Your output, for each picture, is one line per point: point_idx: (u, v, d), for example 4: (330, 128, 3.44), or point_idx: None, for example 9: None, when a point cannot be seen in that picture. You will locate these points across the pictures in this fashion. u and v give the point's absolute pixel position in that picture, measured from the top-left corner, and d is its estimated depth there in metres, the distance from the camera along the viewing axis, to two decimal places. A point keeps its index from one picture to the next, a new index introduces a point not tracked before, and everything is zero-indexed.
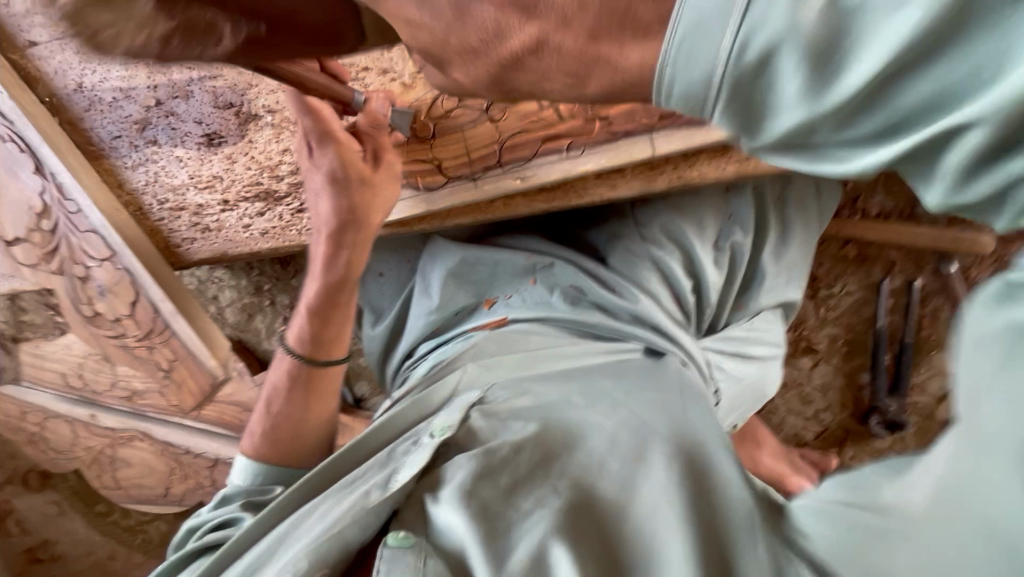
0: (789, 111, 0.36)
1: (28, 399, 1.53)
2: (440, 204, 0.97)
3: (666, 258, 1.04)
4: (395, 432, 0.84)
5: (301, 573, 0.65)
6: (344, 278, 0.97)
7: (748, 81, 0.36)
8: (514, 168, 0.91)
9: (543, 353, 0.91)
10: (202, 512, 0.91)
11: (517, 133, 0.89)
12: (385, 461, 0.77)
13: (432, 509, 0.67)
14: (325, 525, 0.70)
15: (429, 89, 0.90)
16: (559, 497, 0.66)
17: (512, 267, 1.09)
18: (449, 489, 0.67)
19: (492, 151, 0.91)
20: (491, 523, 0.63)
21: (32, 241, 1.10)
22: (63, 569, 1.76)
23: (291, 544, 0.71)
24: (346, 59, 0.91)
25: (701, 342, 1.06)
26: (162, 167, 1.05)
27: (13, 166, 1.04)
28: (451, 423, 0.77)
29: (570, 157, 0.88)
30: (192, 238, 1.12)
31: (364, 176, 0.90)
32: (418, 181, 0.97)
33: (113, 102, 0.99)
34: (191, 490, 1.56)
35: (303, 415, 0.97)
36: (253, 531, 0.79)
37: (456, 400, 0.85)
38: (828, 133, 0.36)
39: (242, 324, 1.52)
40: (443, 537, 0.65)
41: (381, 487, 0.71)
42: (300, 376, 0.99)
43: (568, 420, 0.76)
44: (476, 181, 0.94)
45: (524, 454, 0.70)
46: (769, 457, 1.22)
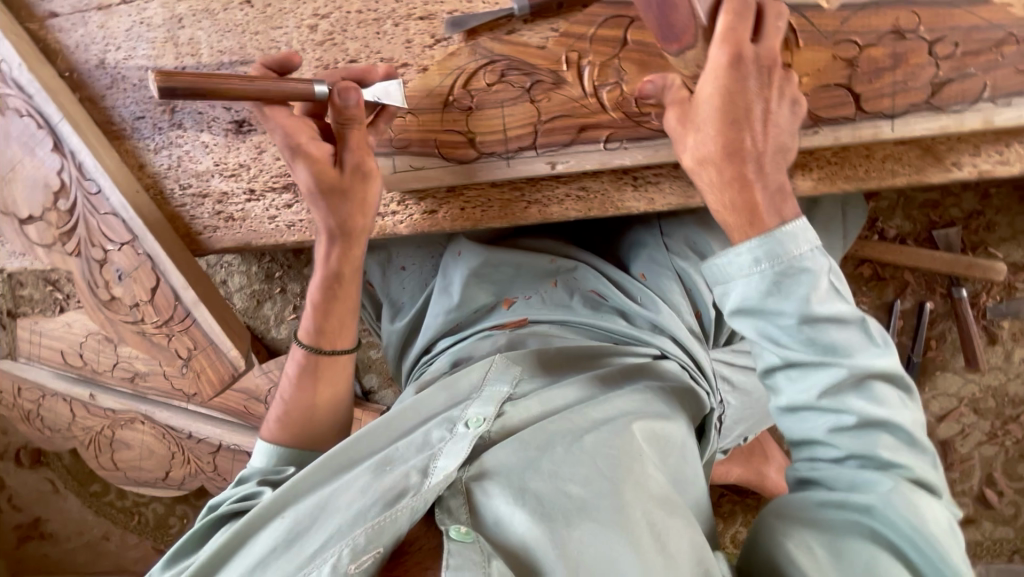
0: (788, 300, 0.63)
1: (25, 375, 1.51)
2: (466, 177, 0.92)
3: (690, 269, 1.05)
4: (423, 417, 0.85)
5: (358, 550, 0.64)
6: (337, 275, 0.93)
7: (779, 277, 0.63)
8: (549, 152, 0.88)
9: (564, 352, 0.93)
10: (227, 491, 0.86)
11: (557, 118, 0.86)
12: (421, 444, 0.78)
13: (482, 500, 0.71)
14: (365, 502, 0.71)
15: (473, 59, 0.87)
16: (607, 492, 0.70)
17: (536, 269, 1.10)
18: (499, 483, 0.71)
19: (529, 132, 0.88)
20: (546, 518, 0.67)
21: (47, 220, 1.03)
22: (51, 549, 1.70)
23: (331, 521, 0.71)
24: (388, 54, 0.91)
25: (712, 354, 1.08)
26: (186, 152, 1.01)
27: (31, 143, 0.98)
28: (487, 415, 0.80)
29: (607, 151, 0.86)
30: (214, 227, 1.03)
31: (336, 187, 0.87)
32: (449, 152, 0.91)
33: (138, 83, 0.98)
34: (190, 476, 1.53)
35: (318, 403, 0.93)
36: (286, 498, 0.77)
37: (485, 391, 0.85)
38: (794, 326, 0.63)
39: (250, 310, 1.48)
40: (498, 531, 0.68)
41: (420, 471, 0.73)
42: (308, 364, 0.94)
43: (596, 418, 0.80)
44: (508, 160, 0.90)
45: (561, 448, 0.74)
46: (776, 471, 1.25)
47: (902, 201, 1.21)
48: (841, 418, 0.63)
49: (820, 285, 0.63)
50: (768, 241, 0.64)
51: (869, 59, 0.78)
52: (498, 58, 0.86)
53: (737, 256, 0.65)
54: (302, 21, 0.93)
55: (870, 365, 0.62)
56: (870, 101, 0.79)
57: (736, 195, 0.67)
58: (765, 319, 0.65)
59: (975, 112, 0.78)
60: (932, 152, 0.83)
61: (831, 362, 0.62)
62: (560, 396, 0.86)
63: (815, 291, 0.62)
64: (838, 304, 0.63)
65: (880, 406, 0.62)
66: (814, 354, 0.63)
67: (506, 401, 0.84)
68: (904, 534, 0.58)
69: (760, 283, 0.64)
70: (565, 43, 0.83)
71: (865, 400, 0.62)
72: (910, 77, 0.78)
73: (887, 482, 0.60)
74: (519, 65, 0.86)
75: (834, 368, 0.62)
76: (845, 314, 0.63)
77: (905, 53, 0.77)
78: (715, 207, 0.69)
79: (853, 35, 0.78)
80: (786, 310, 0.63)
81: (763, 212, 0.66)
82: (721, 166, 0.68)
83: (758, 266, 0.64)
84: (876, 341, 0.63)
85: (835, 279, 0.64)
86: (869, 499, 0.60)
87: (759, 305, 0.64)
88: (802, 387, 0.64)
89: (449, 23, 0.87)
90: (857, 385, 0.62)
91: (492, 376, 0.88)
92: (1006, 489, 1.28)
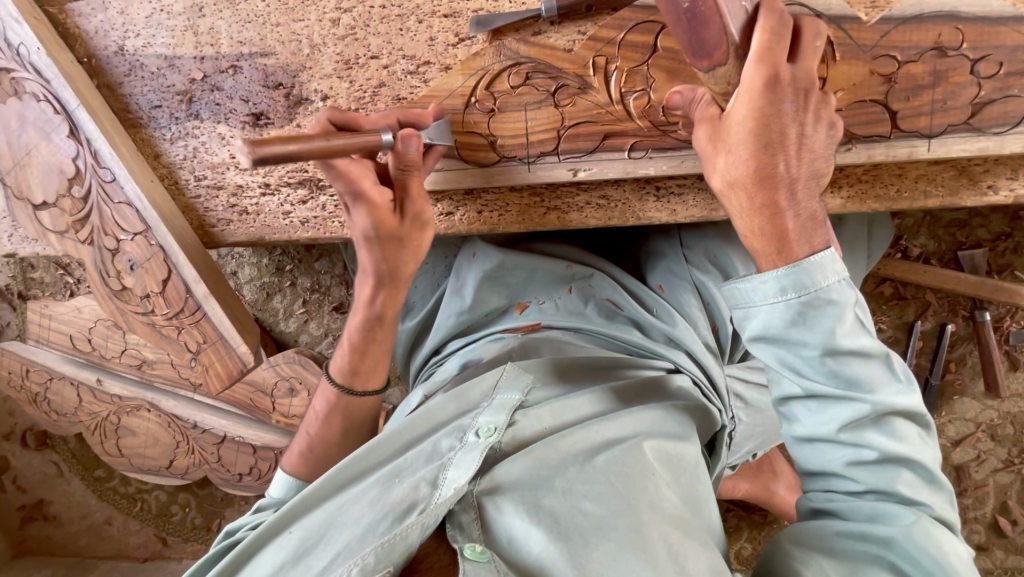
0: (813, 332, 0.62)
1: (34, 358, 1.50)
2: (486, 180, 0.90)
3: (709, 283, 1.03)
4: (432, 425, 0.84)
5: (367, 568, 0.66)
6: (382, 316, 0.94)
7: (805, 308, 0.62)
8: (571, 158, 0.86)
9: (576, 363, 0.92)
10: (244, 516, 0.90)
11: (581, 123, 0.84)
12: (430, 454, 0.79)
13: (494, 516, 0.72)
14: (373, 516, 0.72)
15: (498, 60, 0.85)
16: (620, 514, 0.70)
17: (551, 275, 1.08)
18: (512, 499, 0.72)
19: (552, 137, 0.86)
20: (561, 536, 0.68)
21: (60, 207, 1.02)
22: (53, 531, 1.71)
23: (340, 534, 0.73)
24: (410, 51, 0.89)
25: (727, 369, 1.07)
26: (202, 143, 0.99)
27: (47, 128, 0.97)
28: (498, 424, 0.80)
29: (632, 159, 0.84)
30: (227, 220, 1.02)
31: (395, 231, 0.88)
32: (470, 155, 0.89)
33: (157, 71, 0.97)
34: (194, 466, 1.52)
35: (341, 439, 0.98)
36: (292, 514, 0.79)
37: (496, 399, 0.84)
38: (818, 357, 0.62)
39: (260, 302, 1.47)
40: (512, 548, 0.69)
41: (430, 483, 0.74)
42: (338, 403, 0.98)
43: (607, 436, 0.80)
44: (529, 165, 0.88)
45: (574, 468, 0.76)
46: (785, 489, 1.23)
47: (929, 219, 1.18)
48: (861, 452, 0.62)
49: (846, 318, 0.61)
50: (795, 270, 0.62)
51: (908, 75, 0.75)
52: (523, 60, 0.84)
53: (761, 284, 0.63)
54: (324, 14, 0.91)
55: (891, 401, 0.61)
56: (907, 119, 0.76)
57: (765, 222, 0.65)
58: (786, 348, 0.63)
59: (1016, 135, 0.75)
60: (967, 174, 0.80)
61: (853, 397, 0.61)
62: (571, 408, 0.85)
63: (842, 325, 0.61)
64: (863, 338, 0.61)
65: (899, 442, 0.61)
66: (835, 386, 0.62)
67: (517, 408, 0.84)
68: (925, 569, 0.57)
69: (785, 312, 0.62)
70: (593, 47, 0.81)
71: (886, 435, 0.61)
72: (951, 96, 0.75)
73: (907, 516, 0.59)
74: (544, 68, 0.83)
75: (857, 403, 0.61)
76: (869, 349, 0.61)
77: (947, 70, 0.74)
78: (743, 231, 0.67)
79: (894, 50, 0.74)
80: (810, 341, 0.62)
81: (793, 240, 0.64)
82: (751, 190, 0.65)
83: (784, 296, 0.62)
84: (898, 377, 0.62)
85: (860, 311, 0.63)
86: (889, 531, 0.59)
87: (782, 334, 0.63)
88: (822, 420, 0.63)
89: (474, 23, 0.84)
90: (878, 420, 0.62)
91: (504, 386, 0.87)
92: (1020, 518, 1.25)
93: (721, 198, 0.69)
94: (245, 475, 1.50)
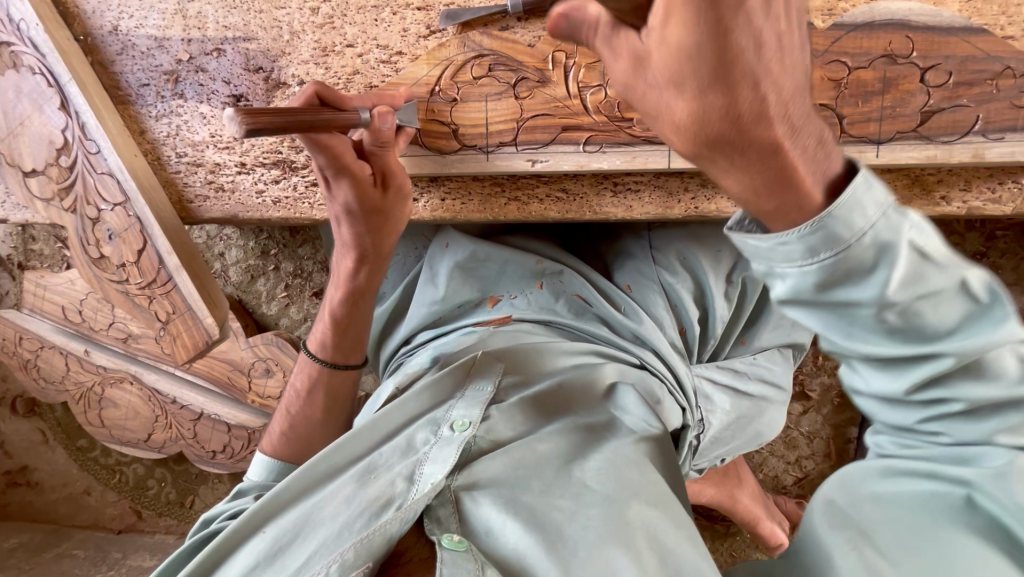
0: (866, 292, 0.45)
1: (26, 326, 1.55)
2: (448, 166, 0.92)
3: (677, 285, 1.04)
4: (406, 417, 0.86)
5: (348, 565, 0.68)
6: (366, 287, 0.98)
7: (853, 265, 0.45)
8: (528, 149, 0.88)
9: (551, 349, 0.92)
10: (218, 505, 0.90)
11: (539, 116, 0.86)
12: (405, 449, 0.81)
13: (470, 508, 0.74)
14: (350, 513, 0.74)
15: (462, 51, 0.87)
16: (595, 509, 0.72)
17: (522, 268, 1.09)
18: (489, 494, 0.74)
19: (510, 128, 0.88)
20: (538, 531, 0.70)
21: (48, 175, 1.06)
22: (35, 497, 1.75)
23: (319, 528, 0.75)
24: (384, 41, 0.92)
25: (695, 368, 1.05)
26: (185, 121, 1.03)
27: (40, 99, 1.02)
28: (472, 418, 0.81)
29: (587, 152, 0.86)
30: (204, 196, 1.06)
31: (378, 204, 0.90)
32: (432, 142, 0.92)
33: (147, 51, 1.01)
34: (170, 440, 1.56)
35: (324, 414, 1.01)
36: (259, 518, 0.79)
37: (469, 392, 0.86)
38: (877, 318, 0.47)
39: (244, 284, 1.51)
40: (489, 540, 0.71)
41: (406, 479, 0.76)
42: (319, 379, 1.02)
43: (583, 437, 0.82)
44: (488, 154, 0.90)
45: (551, 472, 0.76)
46: (748, 497, 1.21)
47: None
48: (940, 406, 0.52)
49: (905, 261, 0.44)
50: (833, 220, 0.44)
51: (858, 81, 0.76)
52: (486, 52, 0.86)
53: (782, 249, 0.45)
54: (304, 3, 0.94)
55: (980, 343, 0.46)
56: (856, 125, 0.77)
57: (768, 176, 0.44)
58: (830, 312, 0.47)
59: (965, 145, 0.75)
60: (921, 183, 0.80)
61: (925, 353, 0.48)
62: (551, 405, 0.87)
63: (901, 270, 0.44)
64: (930, 275, 0.45)
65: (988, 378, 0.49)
66: (901, 344, 0.48)
67: (492, 404, 0.85)
68: (1011, 511, 0.51)
69: (826, 274, 0.45)
70: (552, 43, 0.83)
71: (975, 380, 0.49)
72: (900, 104, 0.76)
73: (997, 459, 0.52)
74: (506, 61, 0.86)
75: (934, 360, 0.48)
76: (940, 285, 0.45)
77: (897, 78, 0.75)
78: (737, 197, 0.46)
79: (845, 56, 0.75)
80: (865, 300, 0.46)
81: (802, 182, 0.44)
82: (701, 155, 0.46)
83: (823, 258, 0.45)
84: (987, 301, 0.46)
85: (923, 238, 0.45)
86: (964, 473, 0.54)
87: (827, 302, 0.47)
88: (890, 381, 0.51)
89: (444, 16, 0.86)
90: (967, 366, 0.49)
91: (475, 376, 0.89)
92: None
93: (693, 159, 0.46)
94: (218, 453, 1.53)
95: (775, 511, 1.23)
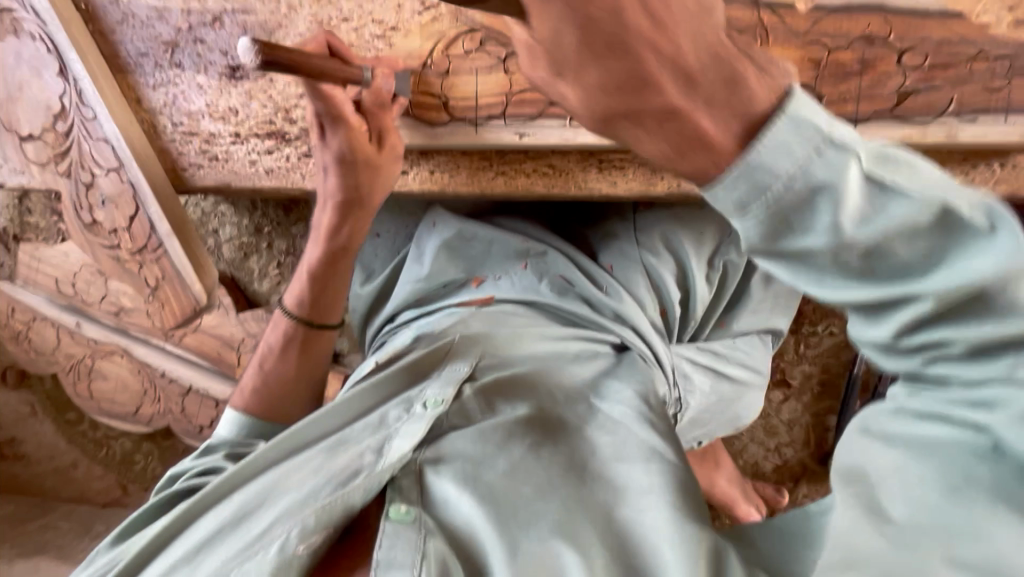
0: (815, 239, 0.43)
1: (20, 297, 1.56)
2: (439, 138, 0.94)
3: (659, 266, 1.06)
4: (383, 396, 0.88)
5: (307, 531, 0.68)
6: (346, 246, 1.03)
7: (787, 212, 0.43)
8: (516, 122, 0.89)
9: (530, 331, 0.95)
10: (187, 460, 0.94)
11: (527, 90, 0.88)
12: (377, 425, 0.82)
13: (432, 480, 0.73)
14: (318, 481, 0.76)
15: (455, 25, 0.89)
16: (557, 495, 0.70)
17: (507, 249, 1.12)
18: (451, 466, 0.73)
19: (499, 101, 0.90)
20: (494, 505, 0.69)
21: (45, 140, 1.09)
22: (22, 470, 1.76)
23: (285, 496, 0.76)
24: (378, 16, 0.93)
25: (676, 349, 1.07)
26: (181, 90, 1.04)
27: (39, 65, 1.03)
28: (444, 397, 0.81)
29: (572, 127, 0.87)
30: (198, 165, 1.08)
31: (370, 158, 0.94)
32: (423, 113, 0.94)
33: (146, 21, 1.00)
34: (158, 415, 1.58)
35: (297, 370, 1.06)
36: (234, 480, 0.84)
37: (445, 371, 0.87)
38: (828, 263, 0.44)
39: (237, 262, 1.53)
40: (444, 511, 0.70)
41: (375, 451, 0.77)
42: (295, 336, 1.07)
43: (557, 413, 0.82)
44: (477, 126, 0.92)
45: (518, 450, 0.74)
46: (725, 480, 1.22)
47: None
48: (941, 348, 0.46)
49: (848, 204, 0.41)
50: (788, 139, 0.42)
51: (836, 63, 0.78)
52: (478, 28, 0.88)
53: (729, 189, 0.44)
54: None
55: (958, 268, 0.42)
56: (834, 104, 0.79)
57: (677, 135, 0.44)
58: (794, 265, 0.45)
59: (938, 126, 0.78)
60: None
61: (891, 296, 0.44)
62: (525, 382, 0.85)
63: (851, 200, 0.41)
64: (890, 210, 0.41)
65: (1001, 316, 0.42)
66: (867, 287, 0.44)
67: (466, 381, 0.85)
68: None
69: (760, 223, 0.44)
70: None
71: (967, 322, 0.44)
72: (878, 84, 0.78)
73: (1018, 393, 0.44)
74: (496, 36, 0.87)
75: (908, 302, 0.44)
76: (909, 218, 0.41)
77: (874, 59, 0.77)
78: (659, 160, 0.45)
79: (826, 37, 0.78)
80: (815, 241, 0.43)
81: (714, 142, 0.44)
82: (636, 112, 0.44)
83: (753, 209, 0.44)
84: (958, 216, 0.41)
85: (877, 167, 0.42)
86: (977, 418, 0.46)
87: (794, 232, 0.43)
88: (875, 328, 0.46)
89: None
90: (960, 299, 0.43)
91: (453, 359, 0.90)
92: None
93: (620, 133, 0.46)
94: (206, 427, 1.54)
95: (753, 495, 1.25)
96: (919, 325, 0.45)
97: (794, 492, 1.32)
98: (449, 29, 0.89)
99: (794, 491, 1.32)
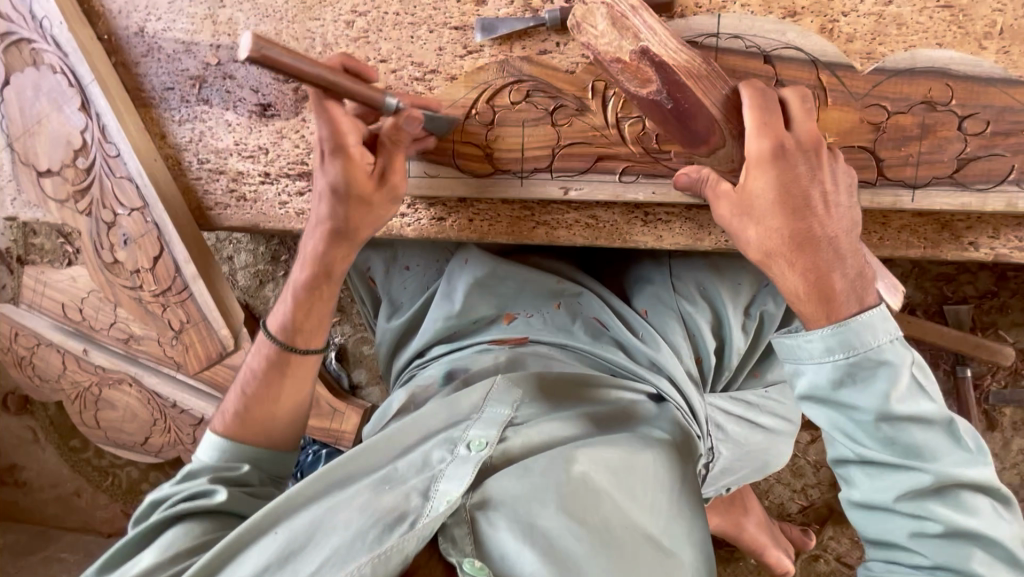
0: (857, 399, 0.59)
1: (23, 322, 1.50)
2: (480, 189, 0.92)
3: (696, 314, 1.04)
4: (422, 431, 0.83)
5: None
6: (328, 271, 0.89)
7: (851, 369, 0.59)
8: (564, 176, 0.88)
9: (571, 378, 0.91)
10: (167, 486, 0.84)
11: (575, 144, 0.86)
12: (422, 465, 0.78)
13: (486, 531, 0.72)
14: (362, 522, 0.71)
15: (501, 76, 0.87)
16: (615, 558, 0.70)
17: (541, 288, 1.08)
18: (507, 517, 0.72)
19: (546, 154, 0.88)
20: (559, 563, 0.68)
21: (64, 176, 1.06)
22: (23, 496, 1.72)
23: (326, 538, 0.71)
24: (418, 59, 0.90)
25: (709, 397, 1.05)
26: (210, 127, 1.00)
27: (60, 99, 1.00)
28: (490, 439, 0.78)
29: (622, 182, 0.86)
30: (226, 204, 1.04)
31: (364, 194, 0.83)
32: (466, 164, 0.91)
33: (173, 54, 0.97)
34: (168, 445, 1.53)
35: (287, 398, 0.89)
36: (261, 522, 0.74)
37: (486, 412, 0.83)
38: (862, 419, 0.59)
39: (252, 290, 1.49)
40: (505, 564, 0.69)
41: (422, 493, 0.73)
42: (277, 359, 0.90)
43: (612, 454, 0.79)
44: (522, 179, 0.90)
45: (577, 501, 0.73)
46: (754, 525, 1.21)
47: (917, 271, 1.20)
48: (923, 523, 0.57)
49: (897, 382, 0.58)
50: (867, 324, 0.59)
51: (896, 126, 0.77)
52: (526, 79, 0.86)
53: (808, 342, 0.61)
54: (338, 15, 0.92)
55: (956, 470, 0.56)
56: (893, 168, 0.78)
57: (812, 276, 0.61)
58: (838, 410, 0.60)
59: (998, 193, 0.76)
60: (950, 228, 0.82)
61: (906, 464, 0.57)
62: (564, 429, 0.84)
63: (898, 387, 0.57)
64: (920, 404, 0.57)
65: (971, 514, 0.56)
66: (887, 452, 0.58)
67: (508, 426, 0.83)
68: None
69: (831, 371, 0.60)
70: (593, 71, 0.83)
71: (949, 508, 0.56)
72: (937, 149, 0.77)
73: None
74: (544, 88, 0.85)
75: (915, 473, 0.57)
76: (928, 414, 0.57)
77: (934, 125, 0.76)
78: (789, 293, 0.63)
79: (885, 100, 0.77)
80: (862, 403, 0.58)
81: (840, 301, 0.61)
82: (793, 258, 0.62)
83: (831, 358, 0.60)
84: (962, 443, 0.57)
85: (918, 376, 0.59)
86: None
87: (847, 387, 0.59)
88: (882, 485, 0.59)
89: (481, 29, 0.85)
90: (942, 491, 0.57)
91: (492, 400, 0.85)
92: None
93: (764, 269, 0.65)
94: None
95: (781, 539, 1.24)
96: (914, 499, 0.57)
97: (820, 534, 1.30)
98: (494, 78, 0.87)
99: (820, 533, 1.30)
